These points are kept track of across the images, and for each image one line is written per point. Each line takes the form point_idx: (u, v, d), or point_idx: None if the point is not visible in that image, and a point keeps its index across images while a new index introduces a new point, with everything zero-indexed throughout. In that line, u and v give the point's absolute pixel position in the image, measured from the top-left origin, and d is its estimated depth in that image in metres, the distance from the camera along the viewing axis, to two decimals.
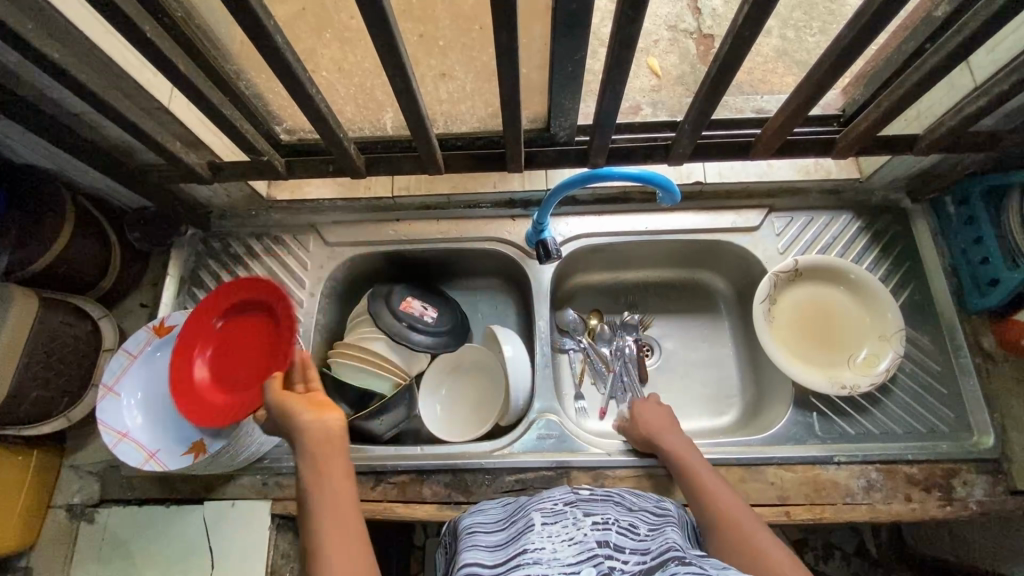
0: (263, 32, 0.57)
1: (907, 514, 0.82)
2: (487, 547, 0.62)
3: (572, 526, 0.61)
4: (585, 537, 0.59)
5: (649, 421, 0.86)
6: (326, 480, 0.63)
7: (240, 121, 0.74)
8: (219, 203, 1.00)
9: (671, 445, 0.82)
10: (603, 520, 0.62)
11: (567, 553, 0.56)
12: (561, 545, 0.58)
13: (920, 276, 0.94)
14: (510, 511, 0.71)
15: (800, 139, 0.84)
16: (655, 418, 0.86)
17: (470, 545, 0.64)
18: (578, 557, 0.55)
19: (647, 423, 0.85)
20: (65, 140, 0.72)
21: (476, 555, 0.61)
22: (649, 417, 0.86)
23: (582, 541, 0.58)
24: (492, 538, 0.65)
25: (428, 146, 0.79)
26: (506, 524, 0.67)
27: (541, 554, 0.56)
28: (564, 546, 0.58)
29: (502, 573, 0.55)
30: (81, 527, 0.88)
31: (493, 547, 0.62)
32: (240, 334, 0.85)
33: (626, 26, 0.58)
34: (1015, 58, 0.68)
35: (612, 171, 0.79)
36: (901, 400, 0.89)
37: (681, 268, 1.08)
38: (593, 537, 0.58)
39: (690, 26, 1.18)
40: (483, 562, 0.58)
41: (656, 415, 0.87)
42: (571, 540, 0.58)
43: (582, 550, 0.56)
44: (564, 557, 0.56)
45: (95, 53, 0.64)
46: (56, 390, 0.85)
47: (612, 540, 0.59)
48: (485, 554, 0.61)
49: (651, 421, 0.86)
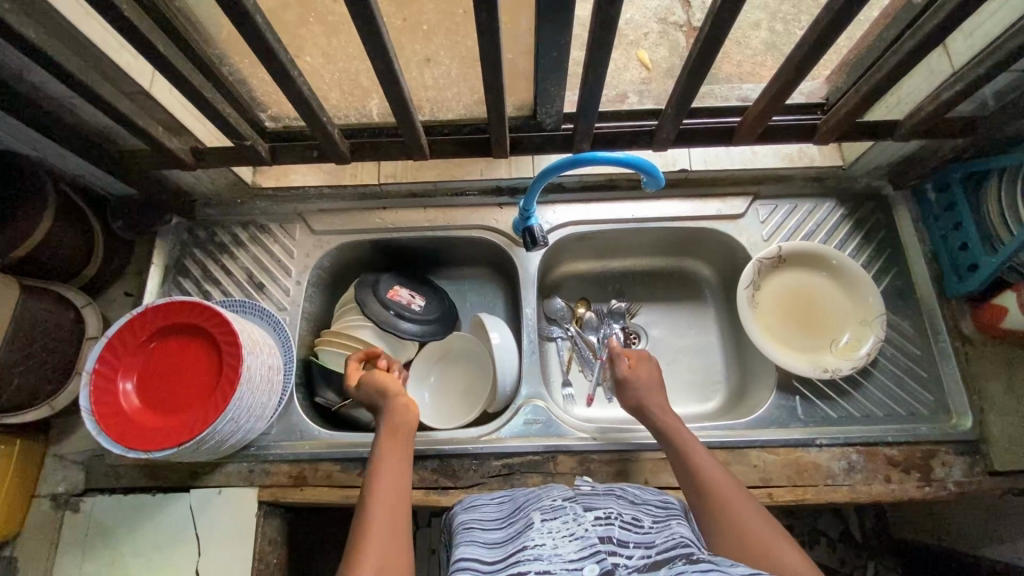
0: (243, 12, 0.56)
1: (886, 495, 0.83)
2: (486, 544, 0.63)
3: (572, 521, 0.61)
4: (586, 532, 0.59)
5: (641, 374, 0.83)
6: (394, 446, 0.73)
7: (223, 106, 0.74)
8: (203, 190, 0.99)
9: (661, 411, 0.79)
10: (605, 514, 0.62)
11: (568, 549, 0.57)
12: (562, 541, 0.58)
13: (901, 262, 0.96)
14: (508, 509, 0.71)
15: (783, 124, 0.84)
16: (646, 375, 0.83)
17: (468, 541, 0.64)
18: (580, 553, 0.56)
19: (637, 381, 0.82)
20: (44, 124, 0.71)
21: (474, 554, 0.61)
22: (640, 373, 0.83)
23: (583, 536, 0.58)
24: (491, 537, 0.64)
25: (413, 132, 0.79)
26: (505, 523, 0.67)
27: (542, 551, 0.57)
28: (565, 541, 0.58)
29: (502, 570, 0.56)
30: (66, 517, 0.87)
31: (492, 545, 0.62)
32: (172, 349, 0.81)
33: (607, 8, 0.58)
34: (992, 42, 0.69)
35: (596, 155, 0.79)
36: (881, 382, 0.90)
37: (668, 256, 1.08)
38: (595, 533, 0.59)
39: (680, 19, 1.18)
40: (481, 559, 0.59)
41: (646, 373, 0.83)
42: (571, 536, 0.59)
43: (584, 546, 0.56)
44: (566, 553, 0.56)
45: (73, 34, 0.63)
46: (39, 378, 0.84)
47: (615, 535, 0.59)
48: (483, 550, 0.61)
49: (642, 376, 0.82)
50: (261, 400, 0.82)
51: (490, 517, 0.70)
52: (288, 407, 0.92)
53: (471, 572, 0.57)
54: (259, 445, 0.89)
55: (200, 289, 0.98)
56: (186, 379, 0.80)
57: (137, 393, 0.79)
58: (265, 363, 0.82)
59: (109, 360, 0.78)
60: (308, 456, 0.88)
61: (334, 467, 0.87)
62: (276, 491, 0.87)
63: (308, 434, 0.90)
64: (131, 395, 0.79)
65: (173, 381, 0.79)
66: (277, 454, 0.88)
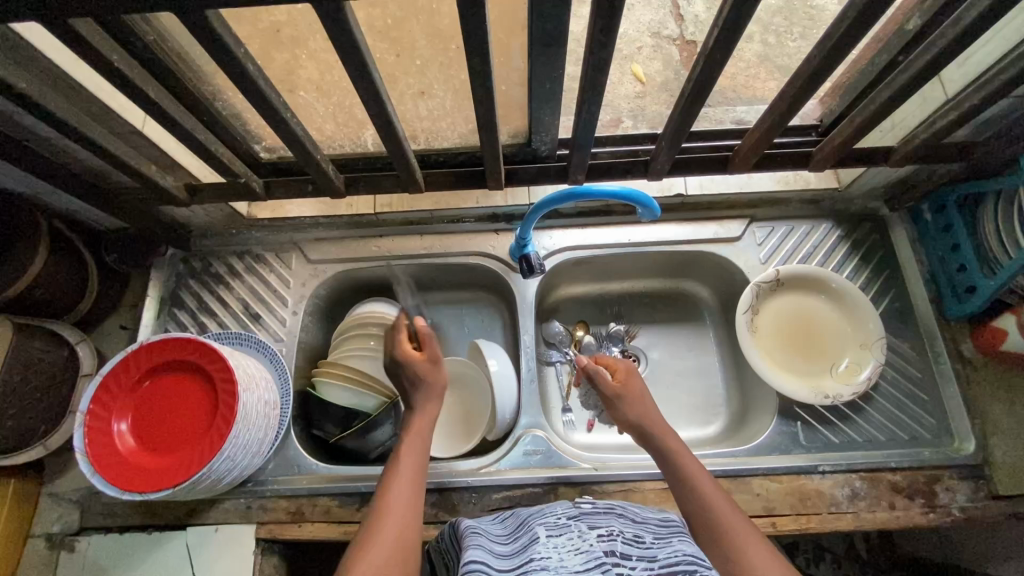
0: (235, 60, 0.56)
1: (890, 522, 0.82)
2: (495, 553, 0.61)
3: (577, 538, 0.60)
4: (591, 547, 0.58)
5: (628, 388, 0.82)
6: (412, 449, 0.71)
7: (216, 145, 0.74)
8: (198, 222, 0.99)
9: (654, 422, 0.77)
10: (608, 531, 0.61)
11: (574, 562, 0.55)
12: (567, 554, 0.57)
13: (899, 283, 0.96)
14: (512, 527, 0.69)
15: (778, 151, 0.84)
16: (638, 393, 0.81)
17: (476, 546, 0.62)
18: (585, 565, 0.54)
19: (628, 396, 0.81)
20: (35, 166, 0.70)
21: (482, 556, 0.59)
22: (629, 388, 0.82)
23: (588, 550, 0.57)
24: (500, 547, 0.63)
25: (407, 166, 0.79)
26: (511, 539, 0.65)
27: (548, 562, 0.56)
28: (571, 555, 0.57)
29: None
30: (61, 557, 0.86)
31: (500, 554, 0.60)
32: (166, 386, 0.81)
33: (600, 49, 0.58)
34: (985, 72, 0.69)
35: (591, 188, 0.79)
36: (882, 407, 0.89)
37: (665, 278, 1.08)
38: (600, 547, 0.57)
39: (673, 33, 1.18)
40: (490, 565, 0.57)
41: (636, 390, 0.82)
42: (577, 550, 0.58)
43: (590, 558, 0.55)
44: (572, 565, 0.55)
45: (65, 80, 0.63)
46: (32, 418, 0.83)
47: (619, 549, 0.57)
48: (491, 557, 0.59)
49: (632, 392, 0.82)
50: (257, 436, 0.81)
51: (495, 532, 0.68)
52: (285, 441, 0.91)
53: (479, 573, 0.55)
54: (256, 480, 0.88)
55: (196, 321, 0.98)
56: (180, 417, 0.79)
57: (133, 432, 0.78)
58: (261, 399, 0.81)
59: (103, 400, 0.77)
60: (306, 491, 0.87)
61: (332, 503, 0.87)
62: (274, 528, 0.86)
63: (305, 468, 0.89)
64: (126, 436, 0.78)
65: (167, 419, 0.79)
66: (274, 490, 0.87)
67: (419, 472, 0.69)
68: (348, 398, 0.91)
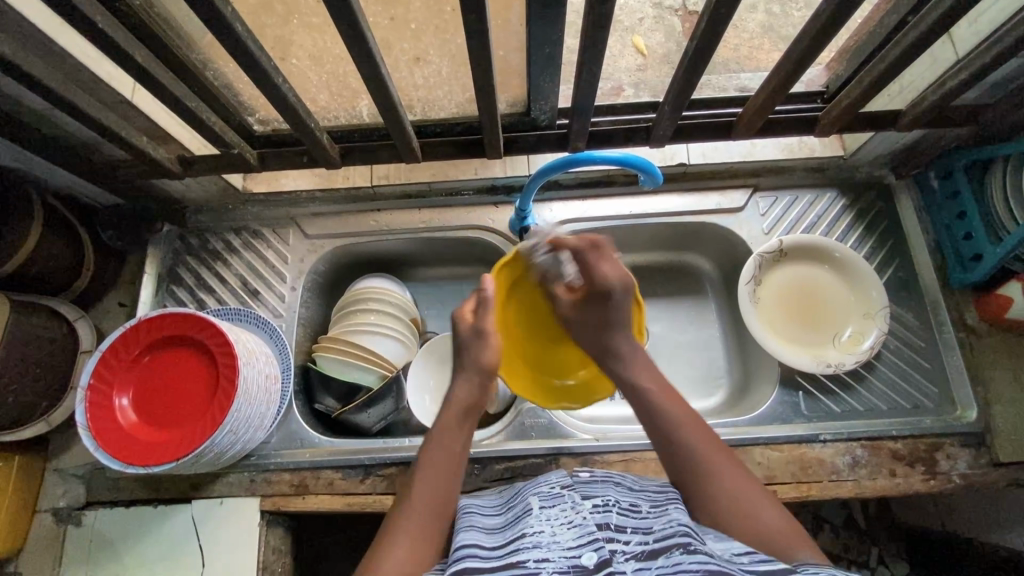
0: (222, 20, 0.54)
1: (891, 488, 0.83)
2: (485, 530, 0.61)
3: (570, 509, 0.60)
4: (584, 520, 0.58)
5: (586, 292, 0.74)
6: (439, 464, 0.64)
7: (209, 114, 0.72)
8: (194, 197, 0.98)
9: (620, 337, 0.72)
10: (603, 502, 0.61)
11: (567, 536, 0.55)
12: (560, 527, 0.57)
13: (905, 252, 0.94)
14: (506, 498, 0.69)
15: (783, 116, 0.82)
16: (599, 306, 0.73)
17: (466, 526, 0.61)
18: (577, 540, 0.54)
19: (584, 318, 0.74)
20: (25, 137, 0.69)
21: (476, 537, 0.58)
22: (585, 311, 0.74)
23: (581, 524, 0.57)
24: (491, 521, 0.63)
25: (403, 134, 0.77)
26: (504, 510, 0.65)
27: (541, 538, 0.56)
28: (564, 529, 0.57)
29: (503, 555, 0.54)
30: (69, 530, 0.87)
31: (492, 529, 0.60)
32: (166, 359, 0.80)
33: (601, 5, 0.56)
34: (999, 28, 0.67)
35: (593, 154, 0.77)
36: (885, 375, 0.89)
37: (668, 251, 1.06)
38: (593, 520, 0.57)
39: (675, 3, 1.15)
40: (481, 544, 0.57)
41: (600, 290, 0.72)
42: (570, 523, 0.58)
43: (581, 533, 0.55)
44: (564, 540, 0.55)
45: (51, 46, 0.61)
46: (34, 394, 0.84)
47: (613, 522, 0.57)
48: (485, 535, 0.59)
49: (592, 317, 0.73)
50: (260, 409, 0.81)
51: (489, 504, 0.69)
52: (287, 416, 0.91)
53: (471, 557, 0.54)
54: (259, 454, 0.88)
55: (194, 298, 0.97)
56: (181, 389, 0.79)
57: (134, 409, 0.78)
58: (262, 372, 0.81)
59: (103, 375, 0.77)
60: (310, 464, 0.88)
61: (336, 475, 0.87)
62: (278, 500, 0.86)
63: (308, 442, 0.90)
64: (128, 411, 0.78)
65: (170, 395, 0.79)
66: (278, 462, 0.88)
67: (443, 493, 0.63)
68: (345, 370, 0.90)
